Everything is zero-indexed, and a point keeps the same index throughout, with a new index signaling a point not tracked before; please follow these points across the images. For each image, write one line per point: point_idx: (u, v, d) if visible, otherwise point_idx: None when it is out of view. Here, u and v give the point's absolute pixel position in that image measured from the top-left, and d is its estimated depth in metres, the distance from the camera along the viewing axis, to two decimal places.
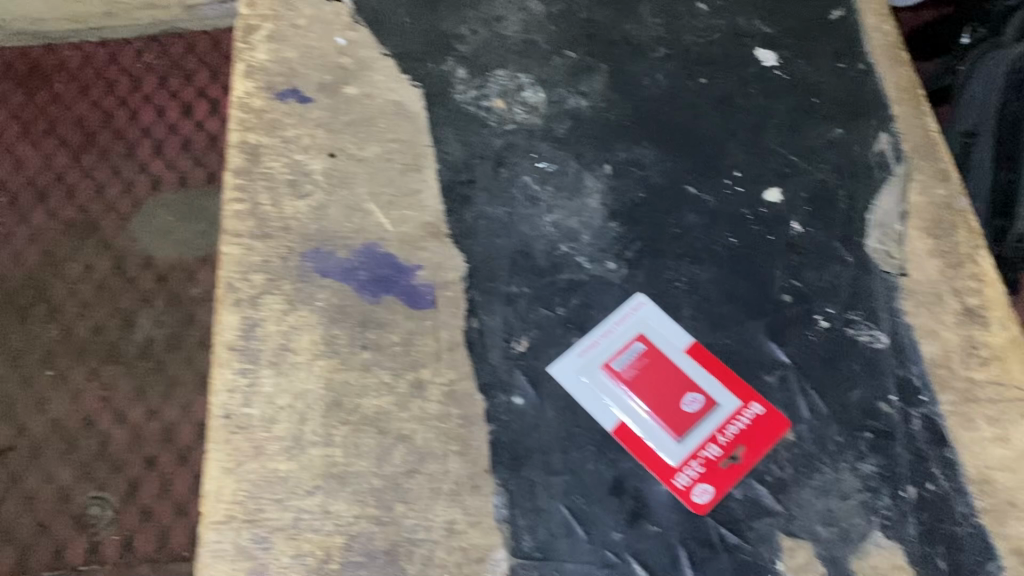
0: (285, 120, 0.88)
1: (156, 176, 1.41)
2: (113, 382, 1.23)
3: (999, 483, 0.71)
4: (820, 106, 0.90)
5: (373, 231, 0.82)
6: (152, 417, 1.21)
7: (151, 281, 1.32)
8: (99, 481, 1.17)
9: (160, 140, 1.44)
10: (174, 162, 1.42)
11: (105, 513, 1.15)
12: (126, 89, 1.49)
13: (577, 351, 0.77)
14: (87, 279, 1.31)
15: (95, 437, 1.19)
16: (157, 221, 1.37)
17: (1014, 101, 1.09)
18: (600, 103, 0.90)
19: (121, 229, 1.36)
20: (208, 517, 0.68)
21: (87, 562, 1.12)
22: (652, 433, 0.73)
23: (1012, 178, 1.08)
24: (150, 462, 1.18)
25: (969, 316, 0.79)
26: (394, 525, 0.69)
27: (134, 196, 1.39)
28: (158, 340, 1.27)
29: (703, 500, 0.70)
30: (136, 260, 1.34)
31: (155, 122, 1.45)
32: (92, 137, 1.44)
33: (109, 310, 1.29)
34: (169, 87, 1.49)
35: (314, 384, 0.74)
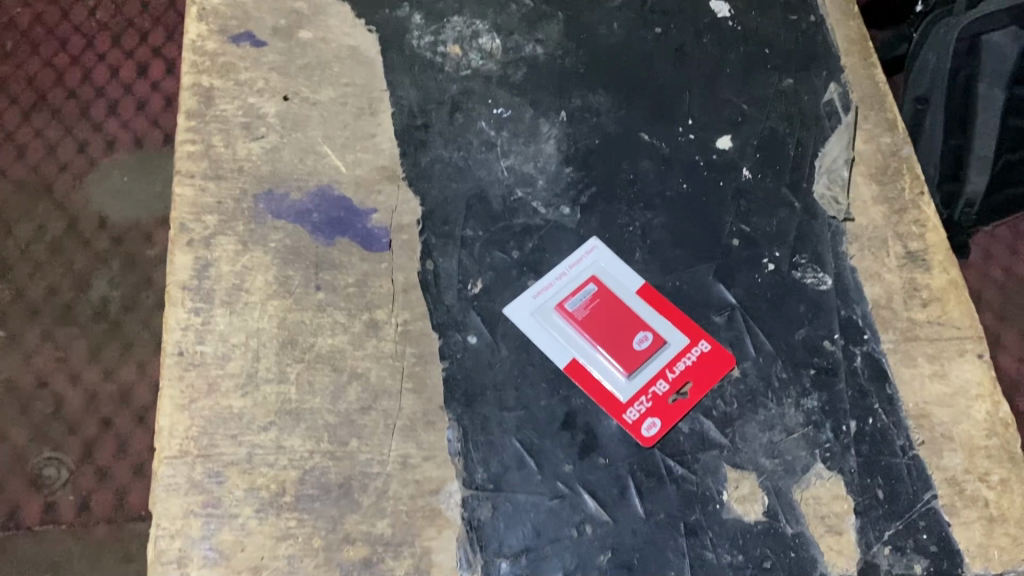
0: (239, 64, 0.87)
1: (110, 136, 1.38)
2: (67, 343, 1.22)
3: (937, 417, 0.74)
4: (772, 56, 0.91)
5: (328, 174, 0.82)
6: (108, 378, 1.20)
7: (107, 242, 1.30)
8: (53, 442, 1.16)
9: (114, 100, 1.41)
10: (128, 122, 1.39)
11: (60, 474, 1.14)
12: (79, 48, 1.46)
13: (530, 292, 0.78)
14: (39, 239, 1.30)
15: (49, 398, 1.19)
16: (111, 181, 1.35)
17: (964, 67, 1.08)
18: (556, 51, 0.91)
19: (75, 189, 1.34)
20: (162, 452, 0.69)
21: (42, 522, 1.12)
22: (603, 369, 0.74)
23: (960, 144, 1.11)
24: (105, 423, 1.17)
25: (912, 259, 0.81)
26: (348, 460, 0.70)
27: (87, 157, 1.36)
28: (114, 301, 1.26)
29: (651, 433, 0.72)
30: (89, 220, 1.31)
31: (109, 81, 1.43)
32: (44, 95, 1.41)
33: (63, 270, 1.28)
34: (123, 46, 1.46)
35: (268, 323, 0.74)
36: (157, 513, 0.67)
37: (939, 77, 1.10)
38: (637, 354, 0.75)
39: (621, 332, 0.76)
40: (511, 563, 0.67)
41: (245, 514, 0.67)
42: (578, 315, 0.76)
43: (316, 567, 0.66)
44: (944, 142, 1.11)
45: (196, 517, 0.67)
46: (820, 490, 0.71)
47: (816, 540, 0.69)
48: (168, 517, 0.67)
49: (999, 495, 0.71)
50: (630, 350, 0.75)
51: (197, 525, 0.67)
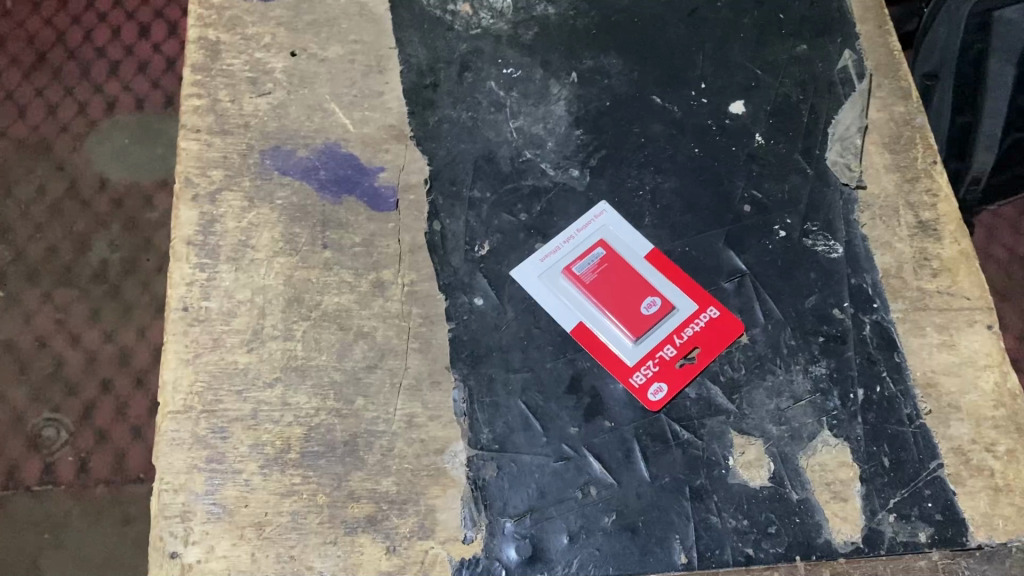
0: (246, 18, 0.86)
1: (110, 98, 1.36)
2: (67, 306, 1.22)
3: (945, 387, 0.73)
4: (786, 22, 0.90)
5: (335, 132, 0.81)
6: (108, 340, 1.19)
7: (107, 204, 1.29)
8: (53, 403, 1.16)
9: (115, 61, 1.39)
10: (129, 84, 1.37)
11: (60, 436, 1.14)
12: (79, 8, 1.43)
13: (537, 255, 0.77)
14: (40, 200, 1.29)
15: (49, 358, 1.18)
16: (112, 144, 1.33)
17: (977, 41, 1.06)
18: (568, 12, 0.89)
19: (75, 150, 1.32)
20: (166, 406, 0.68)
21: (42, 483, 1.12)
22: (610, 333, 0.74)
23: (966, 121, 1.09)
24: (104, 385, 1.17)
25: (923, 229, 0.80)
26: (354, 418, 0.69)
27: (87, 118, 1.34)
28: (114, 264, 1.25)
29: (658, 397, 0.71)
30: (90, 181, 1.30)
31: (110, 42, 1.40)
32: (45, 55, 1.39)
33: (63, 232, 1.26)
34: (125, 7, 1.43)
35: (274, 280, 0.74)
36: (161, 468, 0.67)
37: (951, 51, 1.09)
38: (644, 318, 0.74)
39: (629, 296, 0.75)
40: (516, 524, 0.67)
41: (249, 470, 0.67)
42: (585, 279, 0.76)
43: (320, 524, 0.65)
44: (952, 118, 1.09)
45: (199, 473, 0.67)
46: (825, 457, 0.70)
47: (821, 506, 0.69)
48: (171, 472, 0.66)
49: (1005, 465, 0.71)
50: (638, 314, 0.74)
51: (201, 480, 0.66)
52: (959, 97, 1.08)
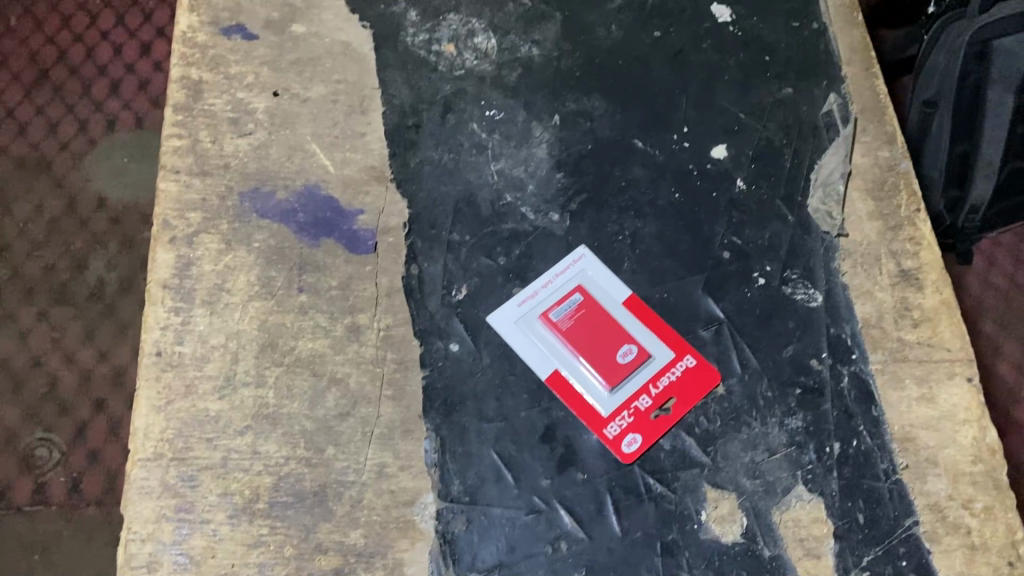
0: (229, 57, 0.86)
1: (111, 116, 1.37)
2: (63, 324, 1.22)
3: (922, 442, 0.73)
4: (772, 64, 0.90)
5: (315, 173, 0.81)
6: (102, 359, 1.20)
7: (105, 223, 1.29)
8: (46, 422, 1.16)
9: (116, 79, 1.40)
10: (129, 102, 1.38)
11: (52, 455, 1.14)
12: (82, 26, 1.44)
13: (515, 299, 0.76)
14: (37, 218, 1.29)
15: (43, 377, 1.18)
16: (111, 161, 1.33)
17: (975, 71, 1.05)
18: (552, 53, 0.89)
19: (74, 168, 1.33)
20: (137, 454, 0.68)
21: (33, 503, 1.12)
22: (585, 383, 0.73)
23: (966, 150, 1.09)
24: (98, 404, 1.17)
25: (904, 278, 0.80)
26: (324, 467, 0.69)
27: (88, 136, 1.35)
28: (110, 282, 1.25)
29: (631, 449, 0.71)
30: (88, 200, 1.30)
31: (112, 60, 1.41)
32: (46, 72, 1.39)
33: (60, 251, 1.27)
34: (127, 26, 1.44)
35: (249, 324, 0.74)
36: (129, 516, 0.66)
37: (948, 82, 1.07)
38: (620, 367, 0.73)
39: (605, 344, 0.75)
40: None
41: (217, 519, 0.67)
42: (562, 325, 0.75)
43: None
44: (950, 147, 1.09)
45: (168, 521, 0.66)
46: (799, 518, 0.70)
47: (794, 563, 0.68)
48: (140, 521, 0.66)
49: (982, 523, 0.70)
50: (614, 363, 0.74)
51: (169, 529, 0.66)
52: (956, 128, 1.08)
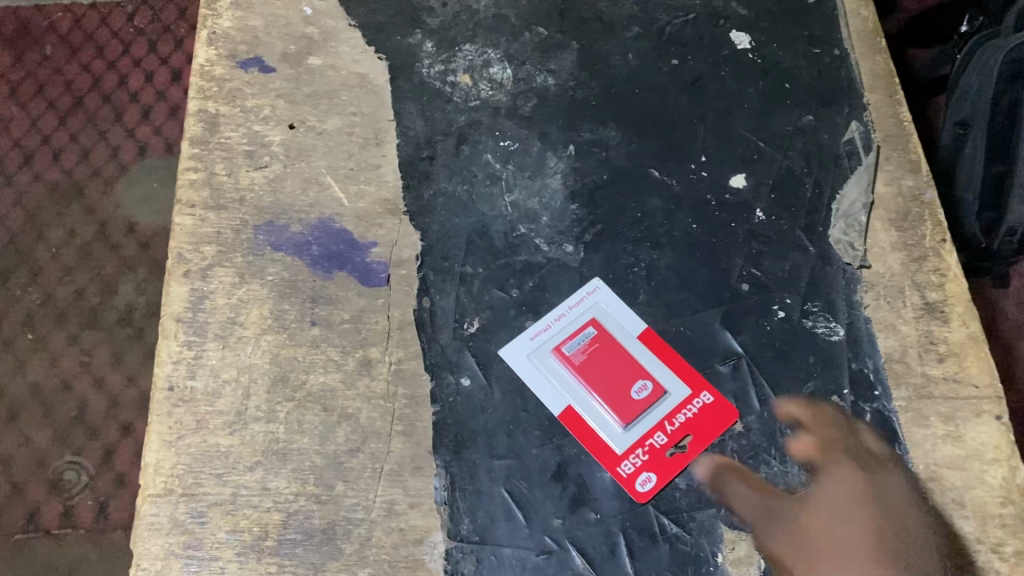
0: (246, 90, 0.86)
1: (142, 141, 1.38)
2: (93, 347, 1.23)
3: (948, 482, 0.70)
4: (792, 91, 0.88)
5: (329, 206, 0.81)
6: (130, 384, 1.21)
7: (135, 248, 1.31)
8: (75, 446, 1.17)
9: (148, 106, 1.41)
10: (160, 128, 1.39)
11: (80, 479, 1.15)
12: (116, 54, 1.45)
13: (527, 333, 0.76)
14: (70, 244, 1.30)
15: (72, 402, 1.19)
16: (141, 187, 1.35)
17: (1010, 91, 1.04)
18: (568, 83, 0.88)
19: (106, 194, 1.34)
20: (146, 490, 0.68)
21: (61, 526, 1.12)
22: (599, 419, 0.72)
23: (1003, 171, 1.05)
24: (126, 428, 1.18)
25: (929, 311, 0.77)
26: (333, 504, 0.68)
27: (119, 161, 1.37)
28: (140, 306, 1.26)
29: (645, 488, 0.69)
30: (119, 225, 1.32)
31: (143, 87, 1.42)
32: (81, 100, 1.41)
33: (91, 275, 1.28)
34: (159, 53, 1.45)
35: (260, 358, 0.73)
36: (138, 553, 0.66)
37: (983, 104, 1.06)
38: (635, 403, 0.72)
39: (619, 380, 0.73)
40: None
41: (225, 557, 0.66)
42: (575, 360, 0.74)
43: None
44: (985, 168, 1.06)
45: (177, 559, 0.66)
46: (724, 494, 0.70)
47: None
48: (149, 557, 0.66)
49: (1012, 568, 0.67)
50: (628, 400, 0.72)
51: (178, 566, 0.66)
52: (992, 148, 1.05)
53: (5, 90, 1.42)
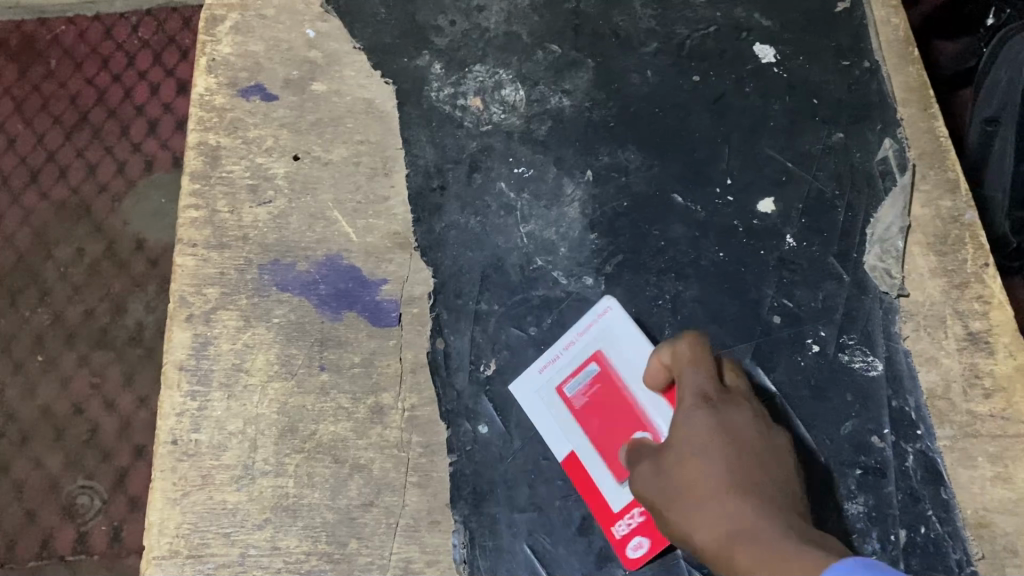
0: (248, 120, 0.82)
1: (149, 156, 1.33)
2: (103, 369, 1.20)
3: (997, 527, 0.67)
4: (821, 108, 0.83)
5: (336, 242, 0.77)
6: (142, 406, 1.18)
7: (144, 266, 1.26)
8: (88, 470, 1.15)
9: (154, 119, 1.35)
10: (167, 141, 1.34)
11: (93, 503, 1.13)
12: (121, 66, 1.38)
13: (532, 367, 0.71)
14: (78, 263, 1.26)
15: (85, 425, 1.17)
16: (149, 203, 1.30)
17: None
18: (584, 104, 0.84)
19: (114, 210, 1.30)
20: (151, 551, 0.65)
21: (75, 552, 1.11)
22: (600, 470, 0.67)
23: None
24: (139, 451, 1.16)
25: (973, 342, 0.73)
26: (346, 563, 0.65)
27: (126, 177, 1.32)
28: (150, 326, 1.23)
29: (637, 554, 0.65)
30: (127, 242, 1.28)
31: (149, 100, 1.36)
32: (87, 115, 1.35)
33: (100, 294, 1.24)
34: (164, 63, 1.38)
35: (268, 408, 0.70)
36: None
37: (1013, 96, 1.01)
38: None
39: (623, 424, 0.68)
40: None
41: None
42: (576, 402, 0.69)
43: None
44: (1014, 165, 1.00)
45: None
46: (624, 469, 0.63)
47: None
48: None
49: None
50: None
51: None
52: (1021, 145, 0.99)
53: (9, 105, 1.36)
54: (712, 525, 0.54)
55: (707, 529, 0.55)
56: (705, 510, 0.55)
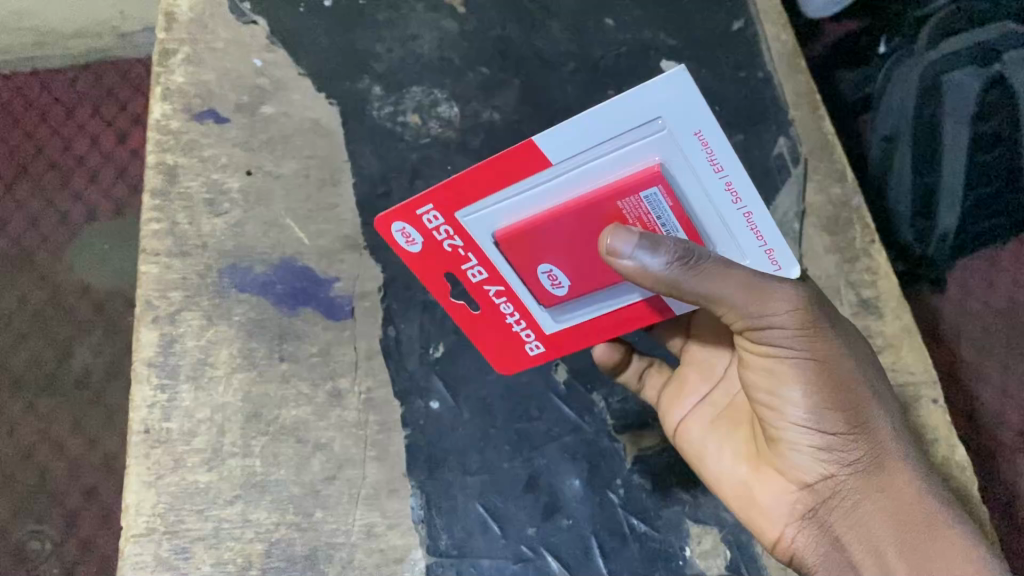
0: (203, 141, 0.87)
1: (91, 205, 1.30)
2: (50, 415, 1.20)
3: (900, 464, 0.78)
4: (722, 113, 0.92)
5: (290, 246, 0.83)
6: (91, 447, 1.19)
7: (88, 310, 1.25)
8: (37, 514, 1.15)
9: (95, 168, 1.31)
10: (109, 191, 1.31)
11: (45, 547, 1.14)
12: (59, 117, 1.33)
13: (694, 125, 0.55)
14: (21, 310, 1.25)
15: (33, 470, 1.17)
16: (93, 251, 1.28)
17: (927, 106, 1.11)
18: (512, 117, 0.91)
19: (57, 259, 1.27)
20: (129, 530, 0.72)
21: None
22: (523, 203, 0.60)
23: (930, 179, 1.11)
24: (89, 492, 1.17)
25: (864, 307, 0.85)
26: (313, 531, 0.72)
27: (69, 226, 1.29)
28: (97, 370, 1.22)
29: (396, 231, 0.65)
30: (71, 287, 1.26)
31: (90, 150, 1.32)
32: (25, 166, 1.30)
33: (44, 340, 1.23)
34: (104, 116, 1.33)
35: (233, 397, 0.76)
36: None
37: (905, 116, 1.13)
38: (528, 268, 0.64)
39: (583, 248, 0.62)
40: None
41: None
42: (633, 198, 0.58)
43: None
44: (913, 177, 1.12)
45: None
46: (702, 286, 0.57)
47: None
48: None
49: None
50: (541, 255, 0.63)
51: None
52: (917, 159, 1.11)
53: None
54: (869, 444, 0.64)
55: (867, 443, 0.64)
56: (873, 431, 0.64)
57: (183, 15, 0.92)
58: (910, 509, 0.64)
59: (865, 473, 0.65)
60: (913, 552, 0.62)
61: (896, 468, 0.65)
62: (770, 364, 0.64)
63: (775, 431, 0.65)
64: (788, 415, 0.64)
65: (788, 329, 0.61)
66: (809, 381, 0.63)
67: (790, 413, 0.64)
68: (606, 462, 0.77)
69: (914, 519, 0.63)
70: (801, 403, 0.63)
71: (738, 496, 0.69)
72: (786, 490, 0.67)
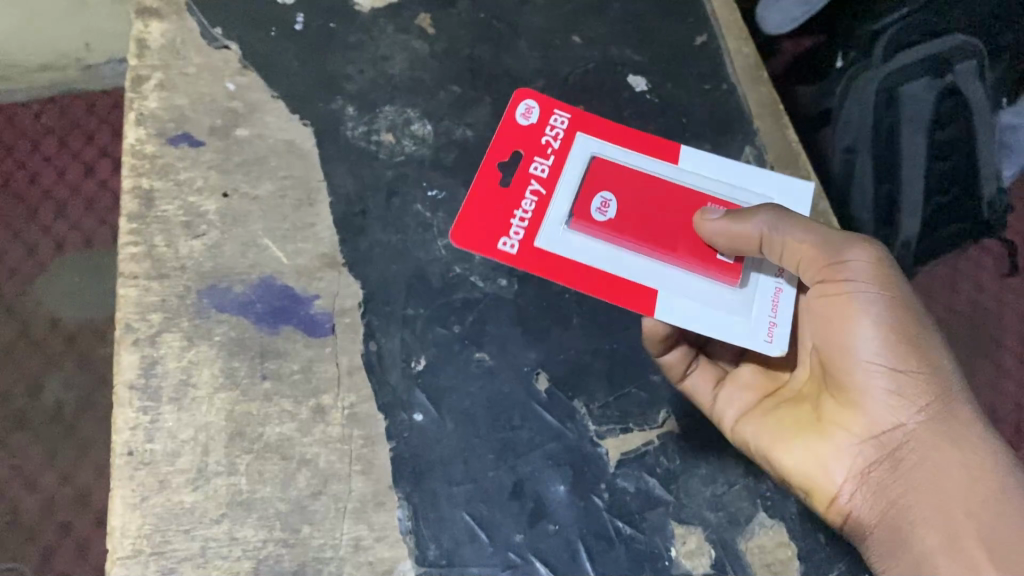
0: (178, 164, 0.87)
1: (59, 238, 1.28)
2: (23, 451, 1.17)
3: None
4: (690, 125, 0.95)
5: (269, 265, 0.83)
6: (65, 482, 1.16)
7: (60, 343, 1.23)
8: (11, 552, 1.11)
9: (63, 201, 1.30)
10: (77, 222, 1.29)
11: None
12: (25, 151, 1.32)
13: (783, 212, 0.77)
14: None
15: (4, 507, 1.14)
16: (62, 283, 1.26)
17: (885, 117, 1.13)
18: (486, 134, 0.92)
19: (25, 292, 1.25)
20: (114, 553, 0.72)
21: None
22: (634, 160, 0.79)
23: (890, 190, 1.14)
24: (64, 527, 1.14)
25: None
26: (301, 546, 0.73)
27: (37, 260, 1.27)
28: (69, 403, 1.20)
29: (522, 109, 0.79)
30: (41, 321, 1.24)
31: (57, 183, 1.31)
32: None
33: (15, 374, 1.21)
34: (71, 148, 1.33)
35: (215, 416, 0.77)
36: None
37: (863, 128, 1.15)
38: (585, 199, 0.75)
39: (643, 211, 0.75)
40: None
41: None
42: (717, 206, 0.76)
43: None
44: (875, 188, 1.15)
45: None
46: (792, 224, 0.68)
47: None
48: None
49: None
50: (612, 187, 0.76)
51: None
52: (878, 169, 1.15)
53: None
54: (941, 395, 0.65)
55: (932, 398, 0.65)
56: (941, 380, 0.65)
57: (155, 42, 0.92)
58: (976, 468, 0.63)
59: (931, 427, 0.65)
60: (981, 507, 0.62)
61: (966, 424, 0.65)
62: (842, 302, 0.66)
63: (845, 372, 0.67)
64: (859, 352, 0.65)
65: (863, 268, 0.66)
66: (880, 321, 0.65)
67: (858, 351, 0.65)
68: (590, 467, 0.79)
69: (985, 477, 0.63)
70: (873, 340, 0.65)
71: (799, 458, 0.70)
72: (849, 443, 0.68)
